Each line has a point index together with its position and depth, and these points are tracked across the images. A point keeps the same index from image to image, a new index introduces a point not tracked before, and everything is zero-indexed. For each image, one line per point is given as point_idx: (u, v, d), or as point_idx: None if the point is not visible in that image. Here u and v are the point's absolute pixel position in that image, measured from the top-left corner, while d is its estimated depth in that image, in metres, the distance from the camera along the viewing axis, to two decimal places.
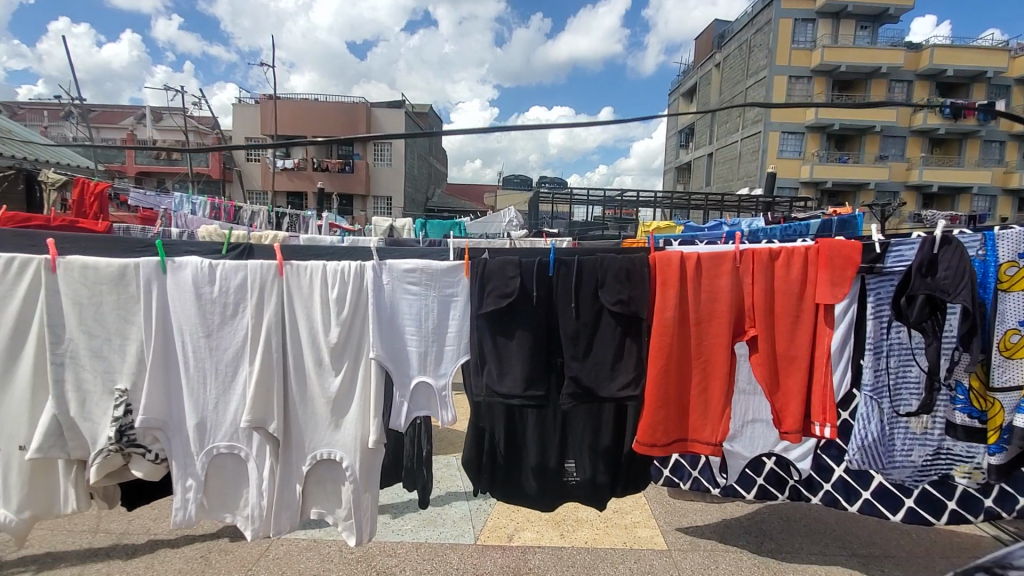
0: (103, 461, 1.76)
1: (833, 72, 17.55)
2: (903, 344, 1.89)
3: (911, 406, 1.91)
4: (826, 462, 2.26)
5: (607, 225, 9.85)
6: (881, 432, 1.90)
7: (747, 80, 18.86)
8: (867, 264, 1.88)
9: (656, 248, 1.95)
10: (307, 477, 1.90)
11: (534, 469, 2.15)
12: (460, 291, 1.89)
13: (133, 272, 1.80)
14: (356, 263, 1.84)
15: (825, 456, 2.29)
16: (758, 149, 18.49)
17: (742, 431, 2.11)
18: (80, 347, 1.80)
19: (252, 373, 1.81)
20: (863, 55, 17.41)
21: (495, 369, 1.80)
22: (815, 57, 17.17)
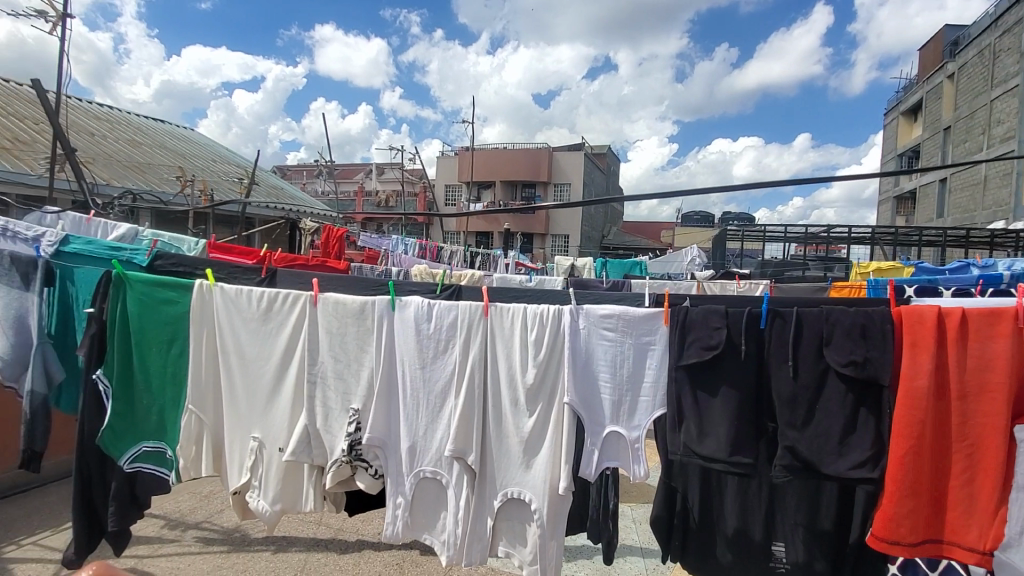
0: (336, 470, 2.06)
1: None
2: None
3: None
4: None
5: (808, 264, 8.75)
6: None
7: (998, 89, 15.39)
8: None
9: (897, 301, 1.65)
10: (498, 513, 1.97)
11: (732, 544, 1.90)
12: (659, 340, 1.79)
13: (370, 308, 2.11)
14: (555, 306, 1.86)
15: None
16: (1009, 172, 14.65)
17: None
18: (328, 369, 2.16)
19: (457, 406, 1.97)
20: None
21: (695, 427, 1.65)
22: None
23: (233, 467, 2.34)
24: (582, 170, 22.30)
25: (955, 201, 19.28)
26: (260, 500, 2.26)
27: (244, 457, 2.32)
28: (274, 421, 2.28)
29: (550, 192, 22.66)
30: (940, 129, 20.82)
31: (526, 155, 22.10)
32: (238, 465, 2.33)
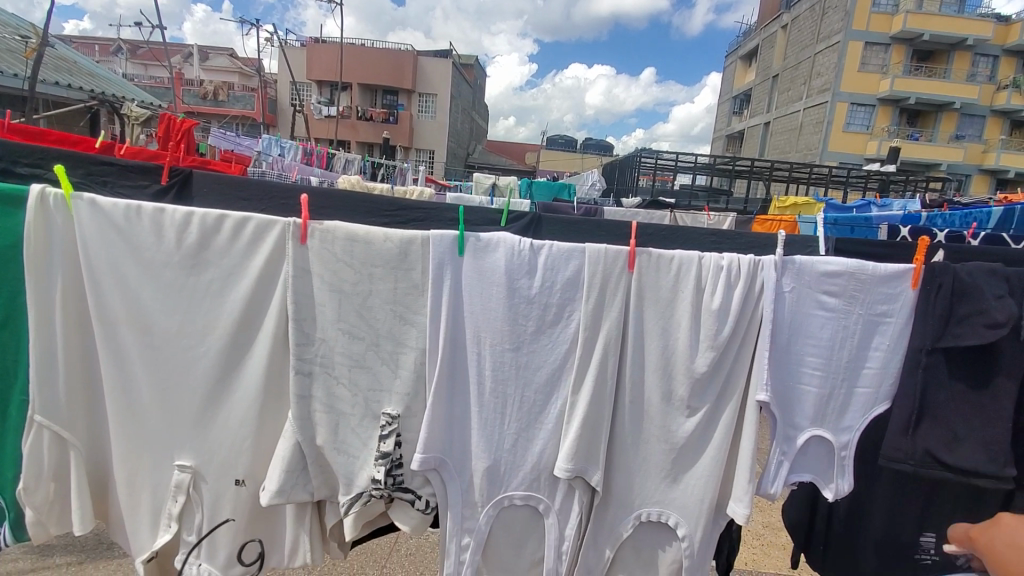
0: (359, 510, 1.30)
1: (914, 40, 16.78)
2: None
3: None
4: None
5: (698, 195, 8.92)
6: None
7: (820, 46, 17.76)
8: None
9: None
10: (623, 542, 1.37)
11: (879, 549, 1.52)
12: (898, 311, 1.23)
13: (420, 247, 1.24)
14: (751, 256, 1.21)
15: None
16: (823, 120, 16.84)
17: None
18: (336, 351, 1.29)
19: (579, 407, 1.25)
20: (952, 23, 16.12)
21: (948, 428, 1.20)
22: (897, 22, 16.01)
23: (137, 517, 1.38)
24: (449, 79, 20.42)
25: (770, 142, 21.81)
26: (196, 567, 1.33)
27: (163, 499, 1.36)
28: (219, 444, 1.33)
29: (415, 101, 20.55)
30: (767, 75, 22.86)
31: (388, 54, 19.40)
32: (152, 513, 1.37)
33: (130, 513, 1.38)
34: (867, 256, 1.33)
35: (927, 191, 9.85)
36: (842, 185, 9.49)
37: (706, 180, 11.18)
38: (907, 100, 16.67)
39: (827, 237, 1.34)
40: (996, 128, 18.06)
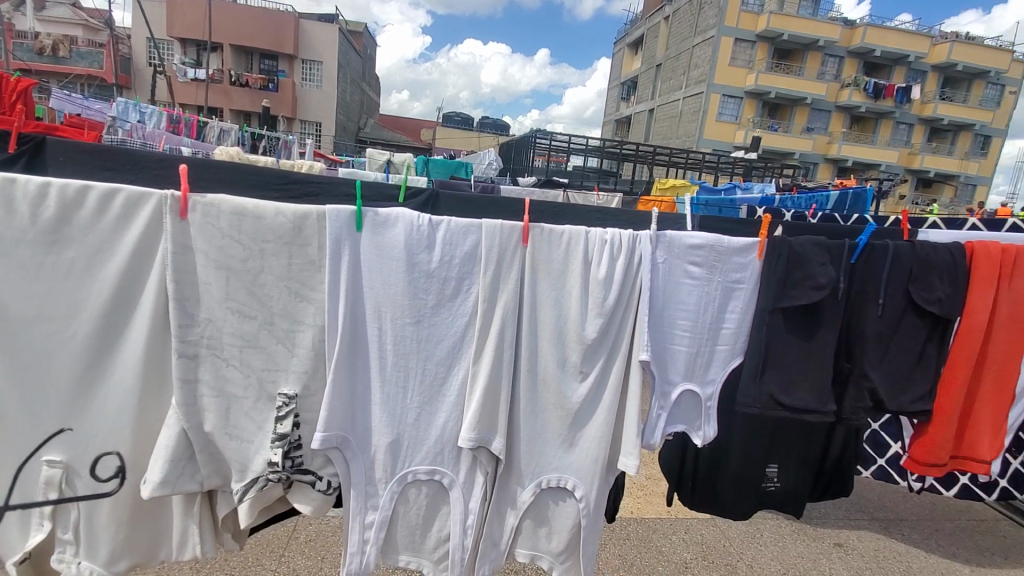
0: (256, 496, 1.27)
1: (775, 40, 18.69)
2: None
3: None
4: (883, 438, 2.25)
5: (590, 177, 9.32)
6: None
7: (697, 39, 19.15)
8: None
9: (913, 233, 1.63)
10: (525, 510, 1.45)
11: (736, 483, 1.79)
12: (748, 278, 1.44)
13: (316, 223, 1.22)
14: (629, 232, 1.35)
15: (881, 432, 2.27)
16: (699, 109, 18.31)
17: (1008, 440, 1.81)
18: (226, 332, 1.24)
19: (478, 375, 1.32)
20: (804, 27, 18.14)
21: (785, 376, 1.44)
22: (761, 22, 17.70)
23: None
24: (337, 47, 19.18)
25: (654, 128, 23.27)
26: (76, 566, 1.25)
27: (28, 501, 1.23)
28: (95, 435, 1.23)
29: (299, 68, 19.07)
30: (652, 64, 24.22)
31: (268, 14, 17.74)
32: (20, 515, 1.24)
33: None
34: (725, 232, 1.52)
35: (783, 177, 11.14)
36: (714, 170, 10.43)
37: (598, 162, 11.72)
38: (769, 94, 18.62)
39: (693, 214, 1.52)
40: (836, 123, 20.79)
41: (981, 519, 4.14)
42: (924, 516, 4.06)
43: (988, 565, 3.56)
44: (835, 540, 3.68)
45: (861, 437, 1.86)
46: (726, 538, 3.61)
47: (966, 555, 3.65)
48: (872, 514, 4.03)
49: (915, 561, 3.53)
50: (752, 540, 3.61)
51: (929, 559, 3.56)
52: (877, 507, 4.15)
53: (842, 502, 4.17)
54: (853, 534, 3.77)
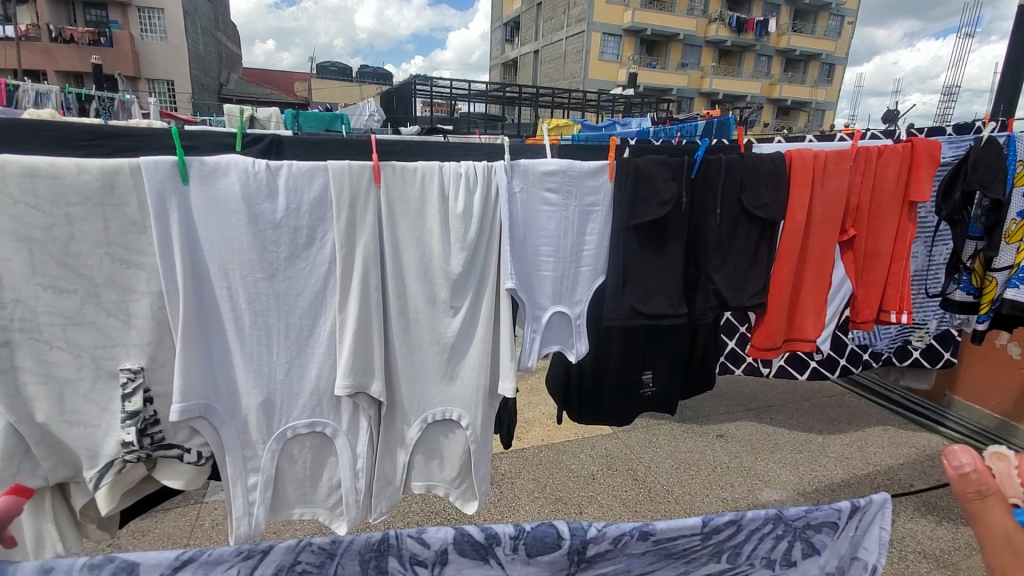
0: (116, 479, 1.19)
1: None
2: (929, 220, 2.28)
3: (938, 286, 2.38)
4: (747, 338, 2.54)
5: (479, 122, 9.18)
6: (920, 273, 2.36)
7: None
8: (941, 203, 2.13)
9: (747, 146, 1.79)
10: (415, 444, 1.49)
11: (615, 391, 1.95)
12: (603, 200, 1.52)
13: (129, 178, 1.08)
14: (484, 163, 1.35)
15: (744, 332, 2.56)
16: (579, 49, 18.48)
17: (830, 321, 2.13)
18: (42, 310, 1.09)
19: (346, 322, 1.29)
20: None
21: (641, 287, 1.56)
22: None
23: None
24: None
25: (539, 70, 23.16)
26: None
27: None
28: None
29: (133, 17, 16.45)
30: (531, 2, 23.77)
31: None
32: None
33: None
34: (583, 158, 1.56)
35: (662, 111, 11.64)
36: (596, 110, 10.68)
37: (486, 107, 11.51)
38: (643, 31, 19.16)
39: (549, 142, 1.55)
40: (707, 57, 21.92)
41: (831, 395, 4.88)
42: (787, 401, 4.71)
43: (835, 432, 4.24)
44: (718, 433, 4.18)
45: (720, 334, 2.09)
46: (627, 447, 3.97)
47: (819, 426, 4.32)
48: (748, 405, 4.62)
49: (781, 438, 4.11)
50: (648, 445, 3.99)
51: (791, 434, 4.17)
52: (752, 399, 4.75)
53: (724, 399, 4.73)
54: (733, 424, 4.32)
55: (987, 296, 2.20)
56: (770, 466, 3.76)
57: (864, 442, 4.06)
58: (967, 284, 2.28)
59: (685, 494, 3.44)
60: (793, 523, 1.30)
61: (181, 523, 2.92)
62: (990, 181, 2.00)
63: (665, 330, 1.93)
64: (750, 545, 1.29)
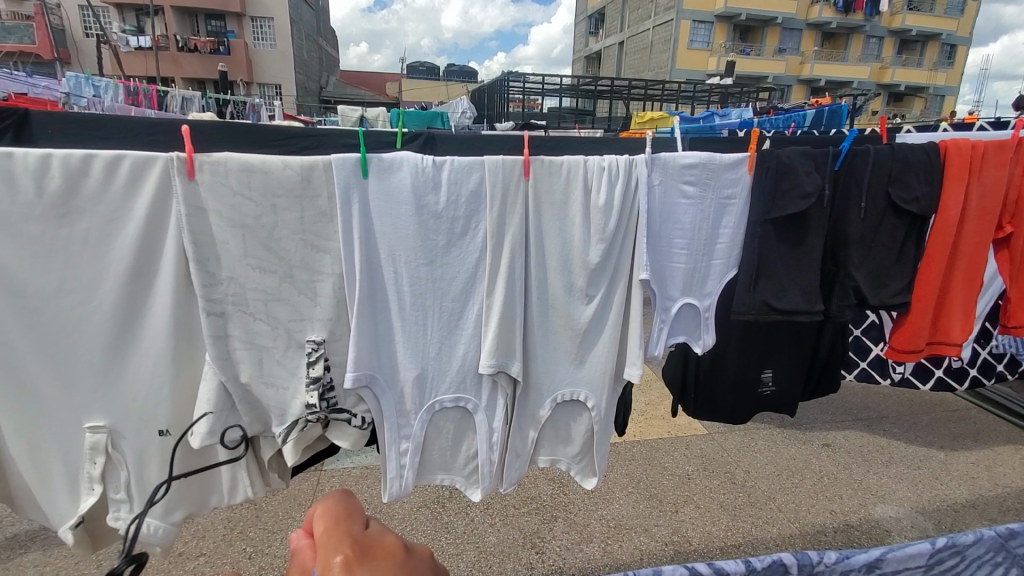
0: (299, 436, 1.35)
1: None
2: None
3: None
4: (866, 343, 2.41)
5: (566, 117, 9.19)
6: None
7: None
8: None
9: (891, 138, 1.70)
10: (543, 423, 1.58)
11: (733, 386, 1.93)
12: (740, 192, 1.51)
13: (324, 173, 1.25)
14: (625, 157, 1.40)
15: (864, 337, 2.42)
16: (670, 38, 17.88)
17: (976, 325, 1.96)
18: (249, 287, 1.27)
19: (493, 306, 1.39)
20: None
21: (777, 281, 1.54)
22: None
23: (52, 488, 1.26)
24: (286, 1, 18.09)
25: (625, 62, 22.65)
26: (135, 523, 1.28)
27: (79, 468, 1.26)
28: (135, 398, 1.25)
29: (247, 27, 18.03)
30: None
31: None
32: (67, 478, 1.26)
33: (41, 488, 1.26)
34: (717, 151, 1.56)
35: (758, 101, 11.05)
36: (686, 102, 10.35)
37: (572, 101, 11.48)
38: (739, 17, 18.18)
39: (682, 136, 1.57)
40: (809, 41, 20.40)
41: (953, 408, 4.45)
42: (901, 412, 4.36)
43: (960, 448, 3.87)
44: (823, 441, 3.96)
45: (848, 334, 1.99)
46: (723, 449, 3.86)
47: (941, 441, 3.96)
48: (856, 414, 4.32)
49: (897, 451, 3.81)
50: (747, 449, 3.86)
51: (908, 448, 3.86)
52: (860, 407, 4.44)
53: (829, 406, 4.45)
54: (839, 433, 4.07)
55: None
56: (885, 480, 3.50)
57: (997, 462, 3.67)
58: None
59: (788, 502, 3.30)
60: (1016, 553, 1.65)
61: (304, 488, 3.23)
62: None
63: (790, 328, 1.88)
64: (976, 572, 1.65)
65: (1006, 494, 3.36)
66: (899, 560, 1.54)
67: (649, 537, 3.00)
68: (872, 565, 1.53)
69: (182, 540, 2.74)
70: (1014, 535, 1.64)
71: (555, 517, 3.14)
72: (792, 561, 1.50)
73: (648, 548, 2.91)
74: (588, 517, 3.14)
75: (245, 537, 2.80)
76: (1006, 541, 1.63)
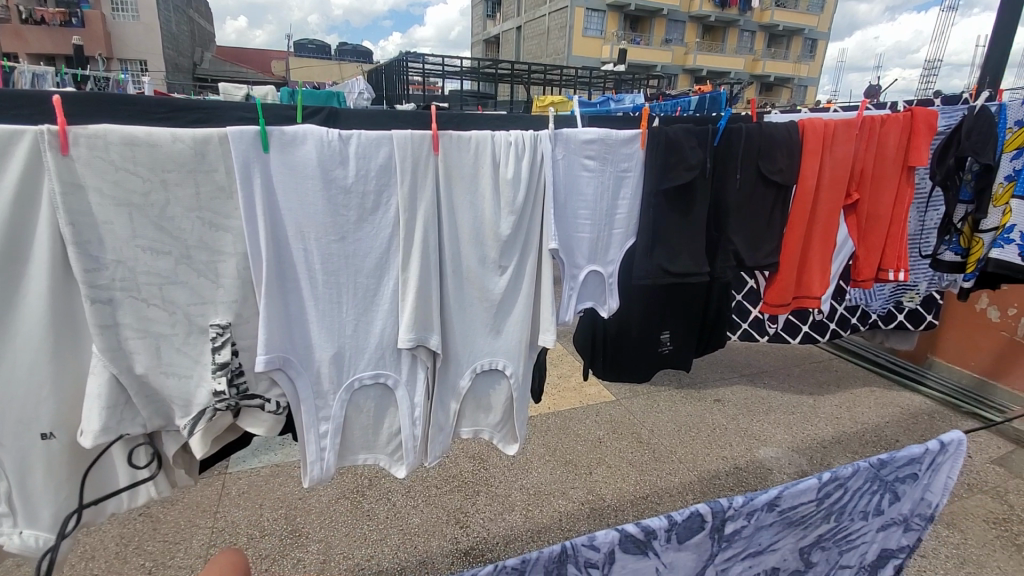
0: (207, 427, 1.29)
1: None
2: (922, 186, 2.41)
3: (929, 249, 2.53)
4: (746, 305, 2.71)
5: (469, 100, 9.16)
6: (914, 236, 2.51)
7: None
8: (941, 172, 2.28)
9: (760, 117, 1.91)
10: (464, 394, 1.63)
11: (636, 347, 2.10)
12: (635, 166, 1.63)
13: (222, 147, 1.18)
14: (530, 132, 1.47)
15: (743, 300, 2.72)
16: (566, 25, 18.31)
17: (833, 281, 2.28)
18: (141, 271, 1.18)
19: (409, 280, 1.40)
20: None
21: (669, 247, 1.69)
22: None
23: None
24: None
25: (523, 46, 22.89)
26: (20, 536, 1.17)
27: None
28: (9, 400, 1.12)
29: None
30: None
31: None
32: None
33: None
34: (613, 128, 1.67)
35: (649, 87, 11.70)
36: (585, 88, 10.72)
37: (474, 84, 11.43)
38: (629, 6, 19.03)
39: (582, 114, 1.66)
40: (693, 32, 21.86)
41: (819, 359, 5.12)
42: (779, 367, 4.93)
43: (824, 392, 4.48)
44: (715, 397, 4.39)
45: (732, 295, 2.23)
46: (629, 413, 4.15)
47: (809, 388, 4.55)
48: (741, 371, 4.83)
49: (775, 401, 4.33)
50: (650, 410, 4.18)
51: (783, 397, 4.40)
52: (745, 365, 4.96)
53: (719, 366, 4.93)
54: (728, 389, 4.53)
55: (973, 255, 2.44)
56: (765, 426, 3.98)
57: (853, 403, 4.29)
58: (955, 246, 2.46)
59: (687, 453, 3.64)
60: (885, 483, 1.63)
61: (208, 493, 3.03)
62: (980, 147, 2.17)
63: (683, 291, 2.06)
64: (855, 501, 1.62)
65: (861, 428, 3.96)
66: (794, 497, 1.49)
67: (566, 499, 3.18)
68: (771, 504, 1.47)
69: (68, 563, 2.48)
70: (882, 466, 1.59)
71: (477, 491, 3.22)
72: (709, 511, 1.39)
73: (565, 510, 3.08)
74: (509, 488, 3.26)
75: (143, 551, 2.58)
76: (879, 472, 1.58)
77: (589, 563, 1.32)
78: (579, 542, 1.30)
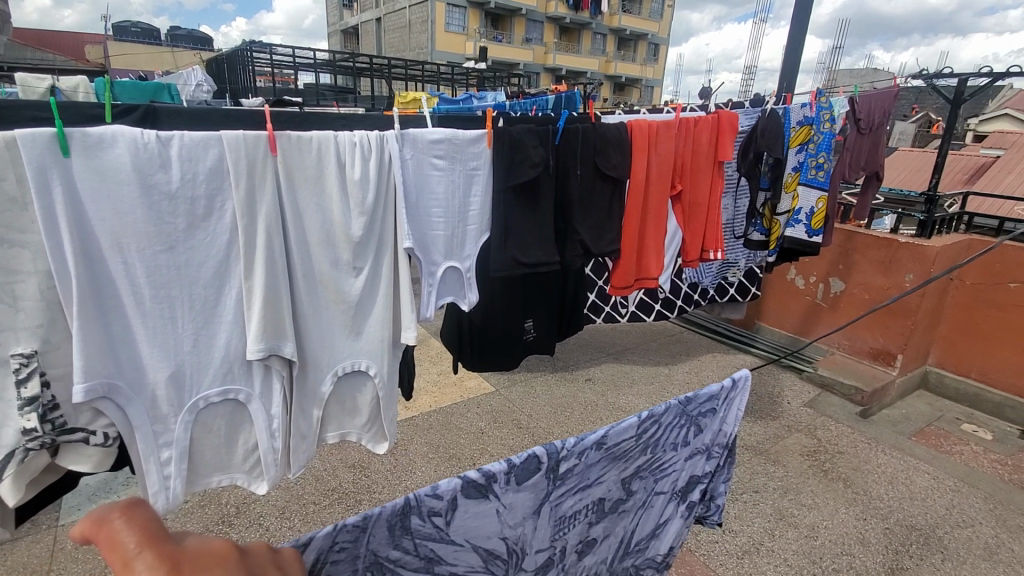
0: (20, 470, 1.14)
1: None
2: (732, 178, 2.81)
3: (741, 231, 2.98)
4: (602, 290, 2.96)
5: (327, 95, 8.73)
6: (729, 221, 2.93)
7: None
8: (745, 165, 2.68)
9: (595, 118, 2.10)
10: (326, 399, 1.59)
11: (501, 338, 2.20)
12: (484, 164, 1.71)
13: (6, 151, 1.03)
14: (376, 133, 1.47)
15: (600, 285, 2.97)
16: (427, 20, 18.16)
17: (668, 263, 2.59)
18: None
19: (254, 288, 1.34)
20: None
21: (522, 240, 1.80)
22: None
23: None
24: None
25: (384, 40, 22.27)
26: None
27: None
28: None
29: None
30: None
31: None
32: None
33: None
34: (461, 128, 1.73)
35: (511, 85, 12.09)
36: (450, 85, 10.77)
37: (332, 79, 10.90)
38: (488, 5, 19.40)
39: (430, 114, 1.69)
40: (550, 33, 22.93)
41: (672, 333, 5.74)
42: (639, 343, 5.44)
43: (676, 362, 5.04)
44: (585, 377, 4.72)
45: (586, 282, 2.43)
46: (509, 401, 4.31)
47: (665, 360, 5.09)
48: (607, 350, 5.24)
49: (636, 374, 4.77)
50: (528, 396, 4.38)
51: (643, 370, 4.87)
52: (610, 344, 5.40)
53: (588, 348, 5.31)
54: (596, 368, 4.90)
55: (772, 233, 2.95)
56: (630, 398, 4.38)
57: (700, 368, 4.89)
58: (760, 227, 2.93)
59: (563, 432, 3.88)
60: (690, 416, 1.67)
61: (32, 554, 2.58)
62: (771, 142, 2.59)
63: (541, 281, 2.21)
64: (667, 434, 1.62)
65: None
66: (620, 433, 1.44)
67: None
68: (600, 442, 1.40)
69: None
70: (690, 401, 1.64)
71: (359, 500, 3.14)
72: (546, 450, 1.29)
73: None
74: (393, 491, 3.22)
75: None
76: (687, 407, 1.64)
77: (433, 514, 1.15)
78: (423, 491, 1.13)
